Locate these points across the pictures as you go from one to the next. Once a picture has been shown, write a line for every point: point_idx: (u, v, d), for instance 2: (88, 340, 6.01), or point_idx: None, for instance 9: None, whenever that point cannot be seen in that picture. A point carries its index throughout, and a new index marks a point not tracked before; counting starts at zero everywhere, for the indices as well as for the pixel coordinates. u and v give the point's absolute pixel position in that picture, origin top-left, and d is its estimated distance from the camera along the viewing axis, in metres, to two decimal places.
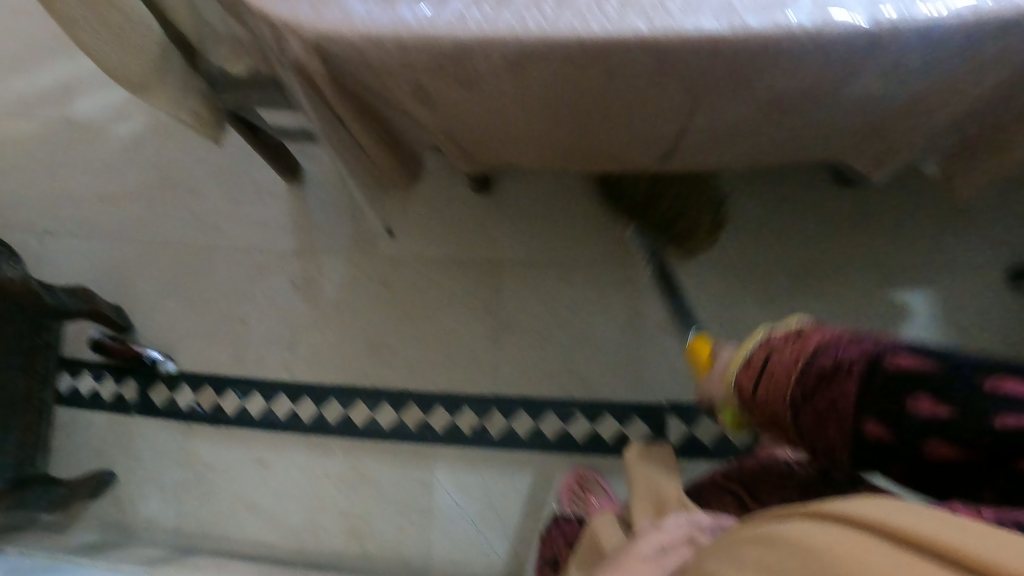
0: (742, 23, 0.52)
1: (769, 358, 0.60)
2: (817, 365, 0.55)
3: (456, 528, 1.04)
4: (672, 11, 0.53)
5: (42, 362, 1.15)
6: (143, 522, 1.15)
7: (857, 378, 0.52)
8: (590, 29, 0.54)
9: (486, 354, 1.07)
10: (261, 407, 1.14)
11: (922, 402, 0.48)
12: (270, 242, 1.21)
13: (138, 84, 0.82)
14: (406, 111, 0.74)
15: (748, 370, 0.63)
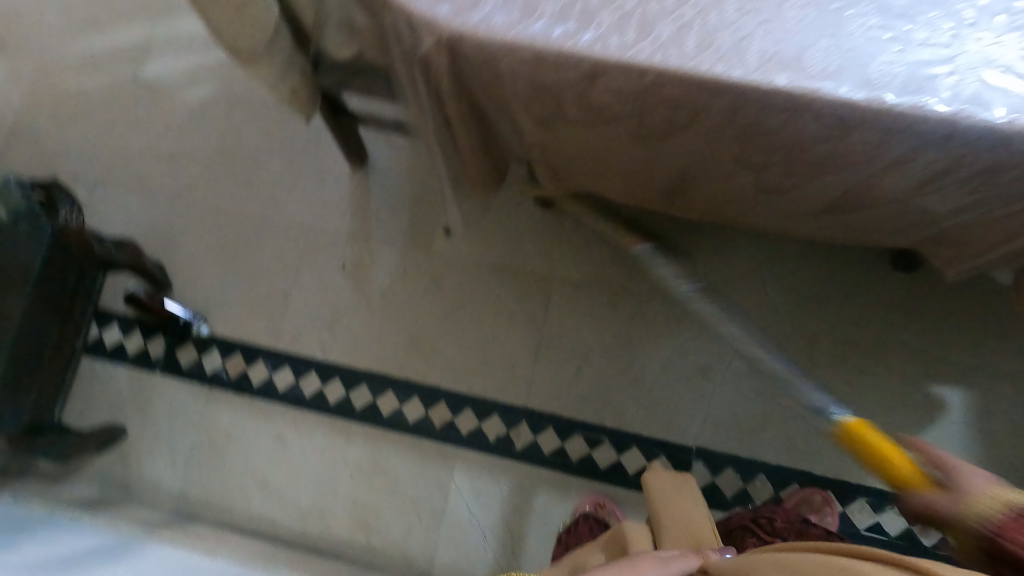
0: (878, 97, 0.55)
1: None
2: None
3: (466, 538, 1.04)
4: (813, 73, 0.56)
5: (77, 311, 1.06)
6: (147, 483, 1.14)
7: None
8: (727, 72, 0.57)
9: (524, 369, 1.09)
10: (289, 382, 1.14)
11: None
12: (325, 223, 1.21)
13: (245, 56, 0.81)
14: (513, 118, 0.76)
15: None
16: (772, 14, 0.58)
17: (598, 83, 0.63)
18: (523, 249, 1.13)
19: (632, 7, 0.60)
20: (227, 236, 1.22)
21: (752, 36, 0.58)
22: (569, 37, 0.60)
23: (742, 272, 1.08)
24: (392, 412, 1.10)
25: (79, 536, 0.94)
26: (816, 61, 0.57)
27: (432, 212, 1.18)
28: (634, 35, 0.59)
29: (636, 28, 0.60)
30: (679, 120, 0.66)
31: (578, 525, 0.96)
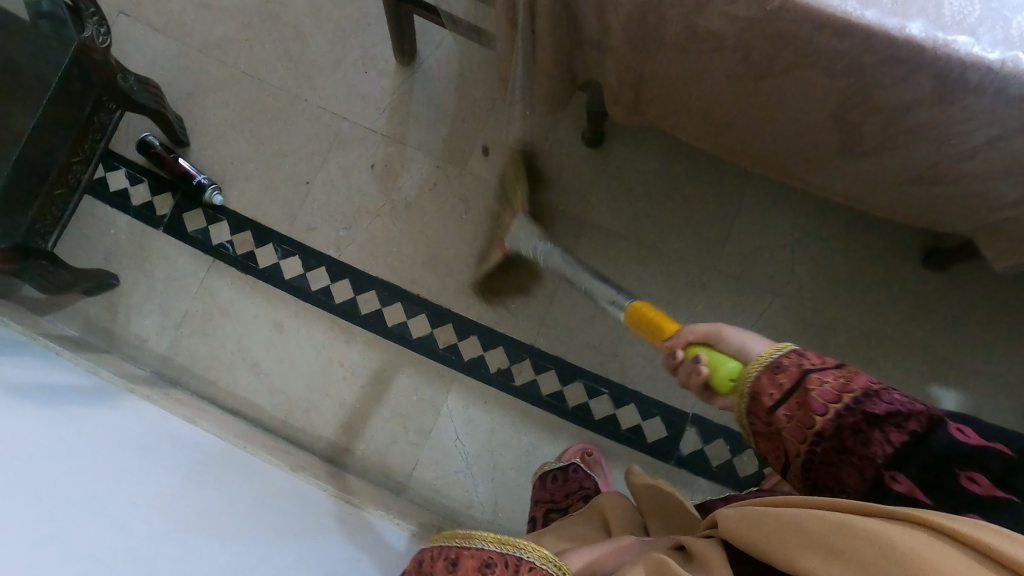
0: (1016, 58, 0.50)
1: (801, 382, 0.50)
2: (862, 408, 0.46)
3: (447, 458, 1.03)
4: (949, 24, 0.51)
5: (89, 142, 0.93)
6: (133, 339, 1.10)
7: (913, 432, 0.44)
8: (859, 14, 0.51)
9: (540, 307, 1.06)
10: (296, 272, 1.10)
11: (966, 437, 0.42)
12: (360, 113, 1.14)
13: None
14: (599, 39, 0.70)
15: (765, 383, 0.52)
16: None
17: (709, 14, 0.57)
18: (561, 185, 1.08)
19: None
20: (256, 111, 1.15)
21: None
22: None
23: (778, 254, 1.05)
24: (397, 324, 1.07)
25: (50, 374, 0.87)
26: (954, 11, 0.51)
27: (474, 128, 1.11)
28: None
29: None
30: (786, 71, 0.60)
31: (569, 478, 0.91)
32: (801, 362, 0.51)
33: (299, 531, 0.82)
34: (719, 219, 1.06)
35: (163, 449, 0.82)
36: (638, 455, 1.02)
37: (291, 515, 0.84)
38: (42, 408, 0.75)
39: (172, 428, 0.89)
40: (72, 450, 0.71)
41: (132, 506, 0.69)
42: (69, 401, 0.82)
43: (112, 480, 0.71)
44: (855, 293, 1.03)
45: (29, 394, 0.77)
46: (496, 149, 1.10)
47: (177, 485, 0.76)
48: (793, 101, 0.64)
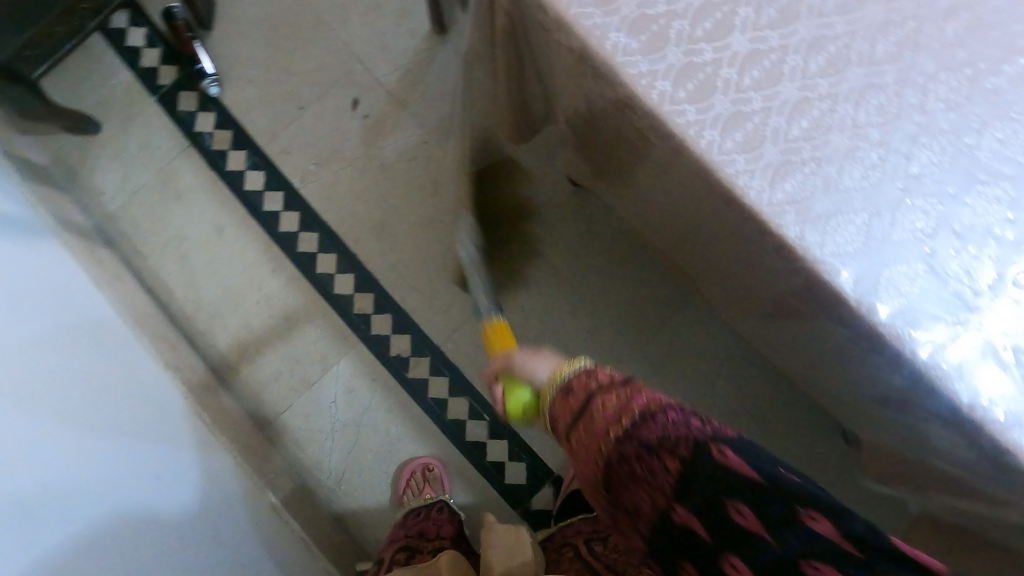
0: (872, 309, 0.43)
1: (590, 398, 0.46)
2: (638, 437, 0.43)
3: (318, 415, 1.05)
4: (829, 245, 0.44)
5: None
6: (92, 188, 1.14)
7: (682, 463, 0.41)
8: (745, 188, 0.45)
9: (460, 315, 1.05)
10: (256, 187, 1.11)
11: (742, 518, 0.38)
12: (374, 63, 1.12)
13: None
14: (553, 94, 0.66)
15: (570, 402, 0.48)
16: (834, 154, 0.45)
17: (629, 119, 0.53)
18: (530, 208, 1.06)
19: (704, 61, 0.47)
20: (281, 22, 1.14)
21: (796, 164, 0.45)
22: (615, 43, 0.47)
23: (706, 361, 1.01)
24: (322, 274, 1.07)
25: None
26: (838, 234, 0.44)
27: None
28: (686, 92, 0.47)
29: (694, 86, 0.47)
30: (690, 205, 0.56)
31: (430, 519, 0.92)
32: (587, 381, 0.48)
33: (155, 472, 0.79)
34: (662, 304, 1.03)
35: (35, 306, 0.81)
36: (487, 490, 1.02)
37: (152, 455, 0.81)
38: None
39: (65, 288, 0.90)
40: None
41: None
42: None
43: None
44: (764, 430, 0.99)
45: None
46: None
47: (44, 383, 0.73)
48: (701, 233, 0.60)
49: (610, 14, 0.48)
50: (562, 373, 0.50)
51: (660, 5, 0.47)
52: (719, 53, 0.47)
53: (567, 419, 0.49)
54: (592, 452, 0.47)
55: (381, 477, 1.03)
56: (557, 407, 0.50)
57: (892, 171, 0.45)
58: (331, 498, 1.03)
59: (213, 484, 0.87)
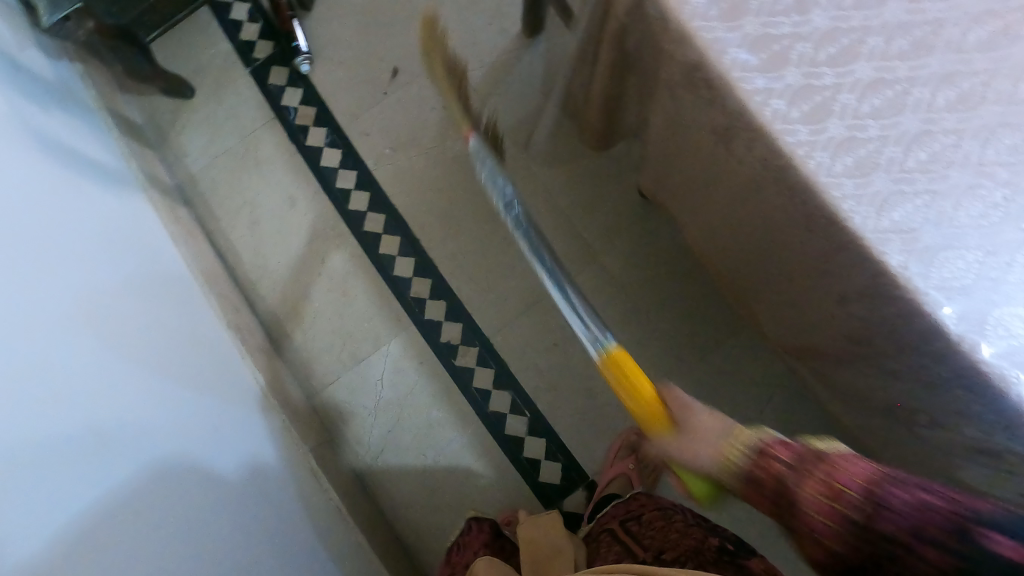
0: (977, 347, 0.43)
1: (790, 484, 0.45)
2: (868, 500, 0.41)
3: (364, 390, 1.08)
4: (937, 278, 0.44)
5: None
6: (178, 150, 1.19)
7: (931, 534, 0.39)
8: (849, 212, 0.46)
9: (513, 311, 1.07)
10: (331, 165, 1.15)
11: (1000, 546, 0.36)
12: (459, 58, 1.15)
13: None
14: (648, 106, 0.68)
15: (764, 476, 0.47)
16: (953, 189, 0.46)
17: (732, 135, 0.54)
18: (595, 215, 1.08)
19: (824, 84, 0.48)
20: (376, 10, 1.19)
21: (912, 196, 0.46)
22: (734, 58, 0.49)
23: (754, 386, 1.01)
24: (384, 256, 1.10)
25: (60, 185, 0.83)
26: (948, 268, 0.45)
27: None
28: (802, 112, 0.48)
29: (808, 106, 0.48)
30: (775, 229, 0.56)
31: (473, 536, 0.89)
32: (773, 464, 0.47)
33: (215, 450, 0.80)
34: (714, 326, 1.03)
35: (112, 247, 0.86)
36: (520, 485, 1.03)
37: (212, 429, 0.81)
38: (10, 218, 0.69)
39: (144, 237, 0.95)
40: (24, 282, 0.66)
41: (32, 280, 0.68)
42: (50, 223, 0.76)
43: (50, 327, 0.66)
44: None
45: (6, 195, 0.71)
46: (558, 152, 1.10)
47: (118, 356, 0.73)
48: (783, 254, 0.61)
49: (733, 28, 0.49)
50: (732, 458, 0.50)
51: (783, 27, 0.49)
52: (840, 79, 0.48)
53: (757, 487, 0.48)
54: (812, 530, 0.44)
55: (418, 459, 1.05)
56: (749, 473, 0.49)
57: (1012, 214, 0.45)
58: (367, 472, 1.06)
59: (261, 459, 0.87)
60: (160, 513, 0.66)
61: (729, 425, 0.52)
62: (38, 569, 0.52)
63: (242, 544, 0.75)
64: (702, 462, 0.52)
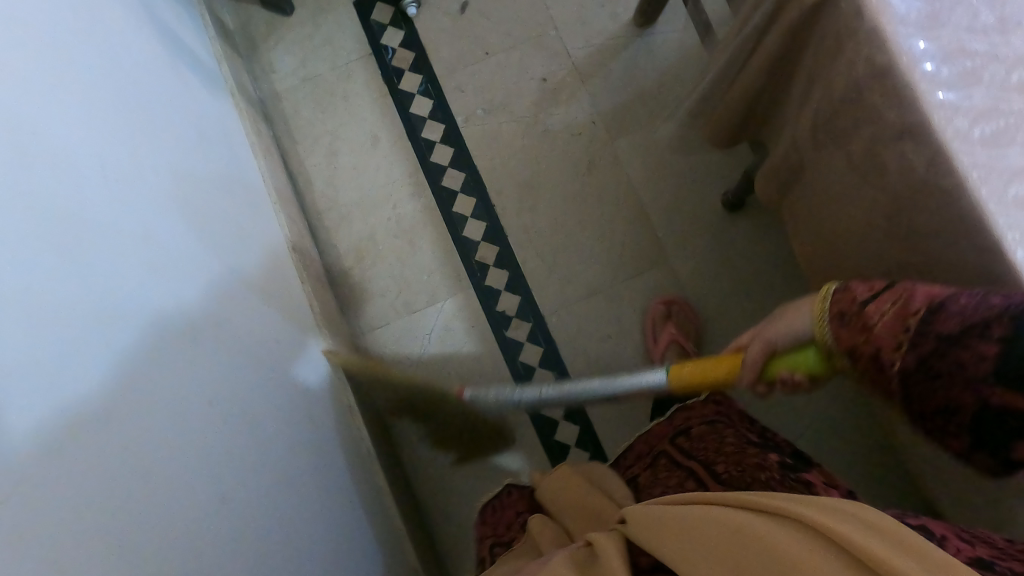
0: None
1: (862, 316, 0.49)
2: (923, 320, 0.44)
3: (410, 341, 1.08)
4: None
5: None
6: (266, 63, 1.15)
7: (996, 336, 0.40)
8: (1013, 244, 0.46)
9: (574, 295, 1.08)
10: (421, 113, 1.13)
11: None
12: (569, 32, 1.13)
13: None
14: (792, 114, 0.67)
15: (852, 332, 0.49)
16: None
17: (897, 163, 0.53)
18: (673, 216, 1.08)
19: (1010, 110, 0.48)
20: None
21: None
22: (924, 69, 0.49)
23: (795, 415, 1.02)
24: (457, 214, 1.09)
25: (165, 82, 0.78)
26: None
27: (648, 119, 1.10)
28: (985, 133, 0.48)
29: (993, 129, 0.48)
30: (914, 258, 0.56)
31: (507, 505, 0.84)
32: (853, 296, 0.50)
33: (275, 390, 0.74)
34: None
35: (209, 141, 0.84)
36: (547, 465, 1.04)
37: (272, 368, 0.76)
38: (124, 99, 0.65)
39: (235, 145, 0.94)
40: (133, 165, 0.61)
41: (144, 146, 0.65)
42: (158, 117, 0.72)
43: (151, 220, 0.61)
44: None
45: (122, 77, 0.66)
46: (649, 147, 1.09)
47: (203, 262, 0.69)
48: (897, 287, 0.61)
49: (930, 40, 0.49)
50: (819, 309, 0.53)
51: (976, 50, 0.50)
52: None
53: (848, 350, 0.50)
54: (886, 362, 0.47)
55: (451, 421, 1.05)
56: (839, 333, 0.51)
57: None
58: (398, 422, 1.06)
59: (312, 386, 0.86)
60: (233, 438, 0.61)
61: (789, 309, 0.58)
62: (135, 430, 0.48)
63: (293, 490, 0.70)
64: (792, 337, 0.56)
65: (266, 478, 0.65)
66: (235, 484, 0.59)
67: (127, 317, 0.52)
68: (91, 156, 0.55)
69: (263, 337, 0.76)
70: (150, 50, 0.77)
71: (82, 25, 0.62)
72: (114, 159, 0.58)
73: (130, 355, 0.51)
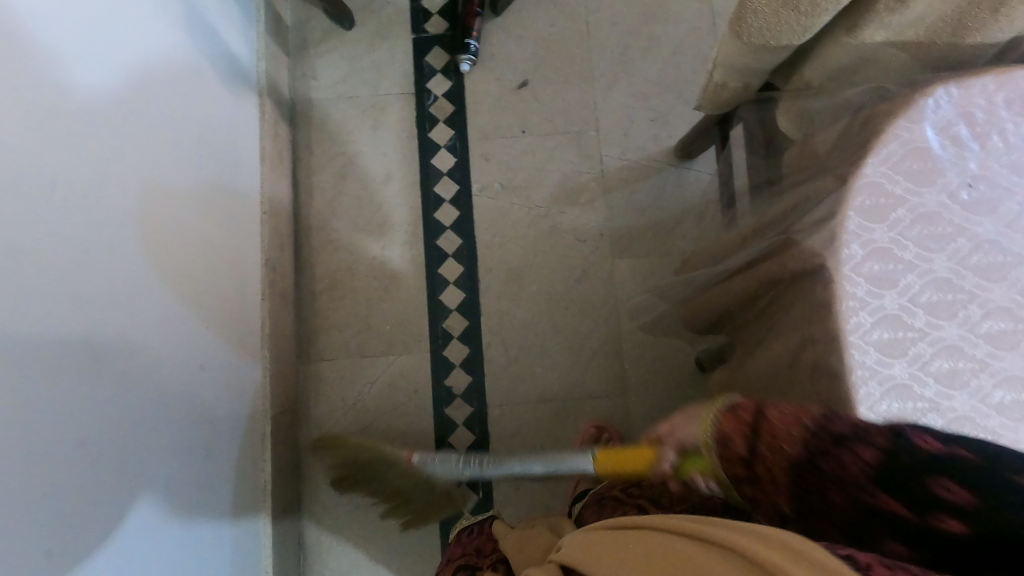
0: None
1: (756, 426, 0.51)
2: (825, 430, 0.47)
3: (350, 384, 1.06)
4: None
5: None
6: (309, 67, 1.14)
7: (882, 446, 0.45)
8: None
9: (523, 396, 1.06)
10: (439, 168, 1.12)
11: (948, 491, 0.41)
12: (609, 140, 1.11)
13: (734, 26, 0.62)
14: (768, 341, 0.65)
15: (735, 436, 0.52)
16: None
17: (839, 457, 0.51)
18: (644, 353, 1.06)
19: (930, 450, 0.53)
20: (558, 49, 1.13)
21: None
22: (868, 392, 0.51)
23: None
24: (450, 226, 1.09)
25: (174, 94, 0.77)
26: None
27: (654, 250, 1.08)
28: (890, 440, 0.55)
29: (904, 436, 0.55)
30: None
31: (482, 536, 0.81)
32: (745, 416, 0.52)
33: (172, 429, 0.73)
34: None
35: (204, 149, 0.83)
36: (436, 552, 1.01)
37: (180, 406, 0.75)
38: (111, 108, 0.65)
39: (237, 149, 0.93)
40: (86, 189, 0.60)
41: (112, 164, 0.64)
42: (145, 133, 0.71)
43: (90, 243, 0.61)
44: None
45: (116, 92, 0.66)
46: (644, 278, 1.08)
47: (141, 285, 0.68)
48: None
49: (881, 364, 0.52)
50: (708, 422, 0.55)
51: (923, 389, 0.52)
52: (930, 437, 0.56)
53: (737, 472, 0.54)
54: (775, 462, 0.49)
55: (361, 475, 1.04)
56: (727, 464, 0.53)
57: None
58: (310, 459, 1.04)
59: (221, 413, 0.84)
60: (95, 474, 0.60)
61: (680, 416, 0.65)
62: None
63: (146, 542, 0.68)
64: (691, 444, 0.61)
65: (120, 529, 0.64)
66: (75, 539, 0.57)
67: (19, 347, 0.51)
68: (38, 185, 0.54)
69: (182, 362, 0.76)
70: (169, 58, 0.77)
71: (84, 38, 0.61)
72: (65, 184, 0.58)
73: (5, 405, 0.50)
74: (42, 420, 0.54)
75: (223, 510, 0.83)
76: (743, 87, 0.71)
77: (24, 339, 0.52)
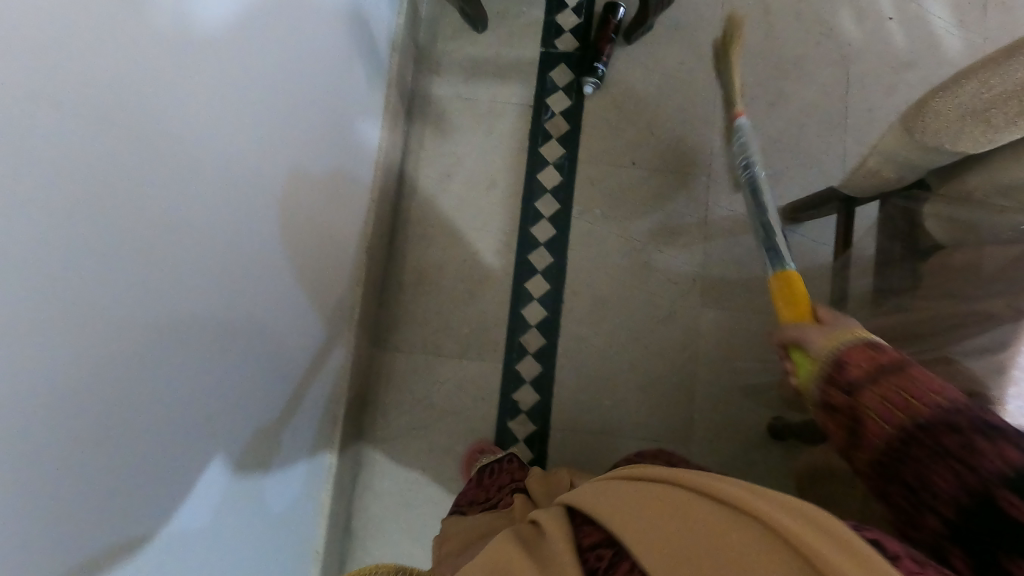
0: None
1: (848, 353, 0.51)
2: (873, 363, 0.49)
3: (421, 380, 1.07)
4: None
5: None
6: (436, 63, 1.16)
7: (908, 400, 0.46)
8: None
9: (588, 424, 1.06)
10: (544, 184, 1.12)
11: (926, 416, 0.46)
12: (718, 187, 1.10)
13: (910, 121, 0.62)
14: None
15: (857, 357, 0.50)
16: None
17: None
18: (716, 405, 1.06)
19: None
20: (683, 89, 1.13)
21: None
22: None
23: None
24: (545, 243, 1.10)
25: (326, 79, 0.79)
26: None
27: (744, 305, 1.07)
28: None
29: None
30: None
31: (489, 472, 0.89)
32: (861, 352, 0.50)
33: (267, 401, 0.74)
34: None
35: (339, 136, 0.85)
36: None
37: (278, 378, 0.77)
38: (281, 92, 0.66)
39: (363, 137, 0.95)
40: (255, 162, 0.62)
41: (270, 146, 0.65)
42: (300, 117, 0.72)
43: (244, 221, 0.62)
44: None
45: (291, 73, 0.67)
46: (729, 330, 1.07)
47: (269, 263, 0.69)
48: None
49: None
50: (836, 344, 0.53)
51: None
52: None
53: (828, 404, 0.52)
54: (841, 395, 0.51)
55: (417, 469, 1.05)
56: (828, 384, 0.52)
57: None
58: (370, 444, 1.06)
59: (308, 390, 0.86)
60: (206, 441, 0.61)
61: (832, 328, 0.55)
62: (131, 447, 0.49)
63: (231, 504, 0.70)
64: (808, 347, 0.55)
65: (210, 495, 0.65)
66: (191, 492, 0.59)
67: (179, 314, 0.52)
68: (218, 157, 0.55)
69: (286, 342, 0.77)
70: (330, 45, 0.78)
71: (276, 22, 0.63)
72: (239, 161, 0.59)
73: (152, 371, 0.50)
74: (183, 383, 0.55)
75: (292, 482, 0.85)
76: (896, 176, 0.70)
77: (183, 307, 0.53)
